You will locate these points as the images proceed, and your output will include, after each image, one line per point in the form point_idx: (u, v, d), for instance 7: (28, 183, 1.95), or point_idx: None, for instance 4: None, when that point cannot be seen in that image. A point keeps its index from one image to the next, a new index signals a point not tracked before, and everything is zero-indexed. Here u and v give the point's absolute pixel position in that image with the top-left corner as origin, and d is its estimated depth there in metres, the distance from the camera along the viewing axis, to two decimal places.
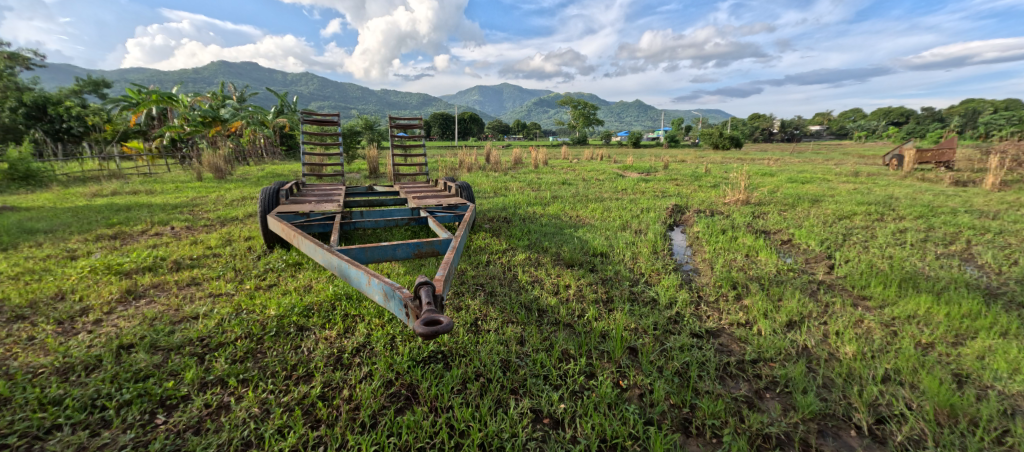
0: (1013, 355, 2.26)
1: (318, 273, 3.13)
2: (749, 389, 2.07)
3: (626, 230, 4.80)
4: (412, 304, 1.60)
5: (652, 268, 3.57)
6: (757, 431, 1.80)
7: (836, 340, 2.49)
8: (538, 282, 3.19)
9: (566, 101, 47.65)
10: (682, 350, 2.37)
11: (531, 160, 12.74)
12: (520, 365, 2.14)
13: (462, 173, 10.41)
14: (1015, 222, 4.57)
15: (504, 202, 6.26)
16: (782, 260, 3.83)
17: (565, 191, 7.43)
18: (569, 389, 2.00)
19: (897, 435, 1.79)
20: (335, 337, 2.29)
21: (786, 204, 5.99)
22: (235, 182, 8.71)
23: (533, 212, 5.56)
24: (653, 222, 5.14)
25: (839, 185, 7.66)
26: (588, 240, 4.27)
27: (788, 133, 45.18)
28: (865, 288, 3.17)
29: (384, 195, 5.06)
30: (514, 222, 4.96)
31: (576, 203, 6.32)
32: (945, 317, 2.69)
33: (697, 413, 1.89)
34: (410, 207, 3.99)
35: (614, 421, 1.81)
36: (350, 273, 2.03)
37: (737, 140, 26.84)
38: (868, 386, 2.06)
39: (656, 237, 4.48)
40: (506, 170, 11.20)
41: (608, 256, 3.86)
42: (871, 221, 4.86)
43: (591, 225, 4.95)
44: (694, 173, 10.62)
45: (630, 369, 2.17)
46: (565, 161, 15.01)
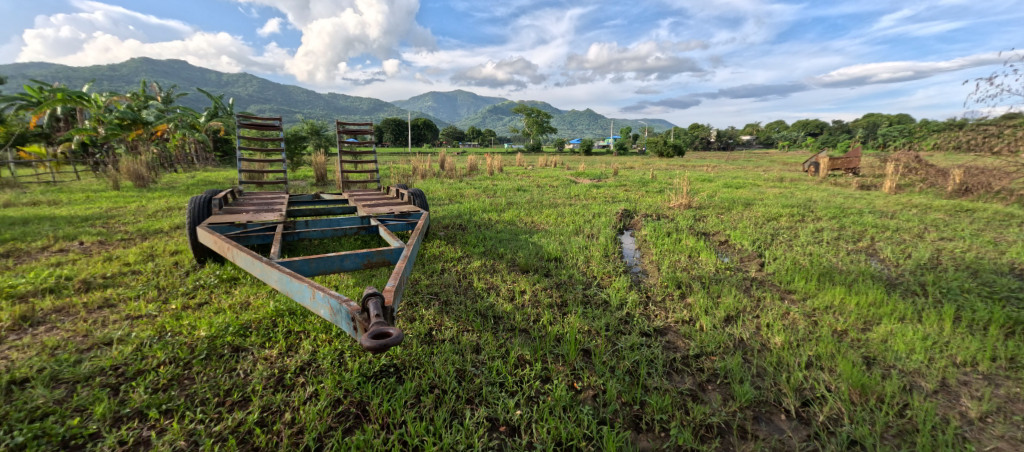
0: (909, 337, 2.60)
1: (257, 288, 3.02)
2: (693, 383, 2.24)
3: (579, 234, 5.00)
4: (360, 317, 1.60)
5: (603, 271, 3.75)
6: (700, 422, 1.96)
7: (767, 331, 2.75)
8: (494, 289, 3.25)
9: (520, 109, 48.40)
10: (632, 349, 2.52)
11: (487, 166, 12.85)
12: (476, 374, 2.19)
13: (416, 181, 10.32)
14: (908, 220, 5.22)
15: (458, 209, 6.29)
16: (721, 260, 4.13)
17: (520, 197, 7.58)
18: (525, 394, 2.07)
19: (819, 415, 2.01)
20: (275, 357, 2.23)
21: (722, 207, 6.49)
22: (159, 191, 8.10)
23: (487, 219, 5.64)
24: (603, 227, 5.38)
25: (767, 189, 8.36)
26: (542, 246, 4.41)
27: (724, 143, 48.28)
28: (790, 283, 3.52)
29: (332, 203, 4.94)
30: (469, 230, 5.01)
31: (530, 209, 6.46)
32: (856, 306, 3.05)
33: (647, 410, 2.02)
34: (359, 215, 3.92)
35: (568, 424, 1.90)
36: (291, 287, 1.98)
37: (680, 148, 28.42)
38: (794, 372, 2.30)
39: (607, 241, 4.69)
40: (461, 177, 11.22)
41: (561, 260, 4.00)
42: (794, 222, 5.37)
43: (545, 231, 5.09)
44: (642, 179, 11.16)
45: (584, 371, 2.28)
46: (519, 168, 15.28)
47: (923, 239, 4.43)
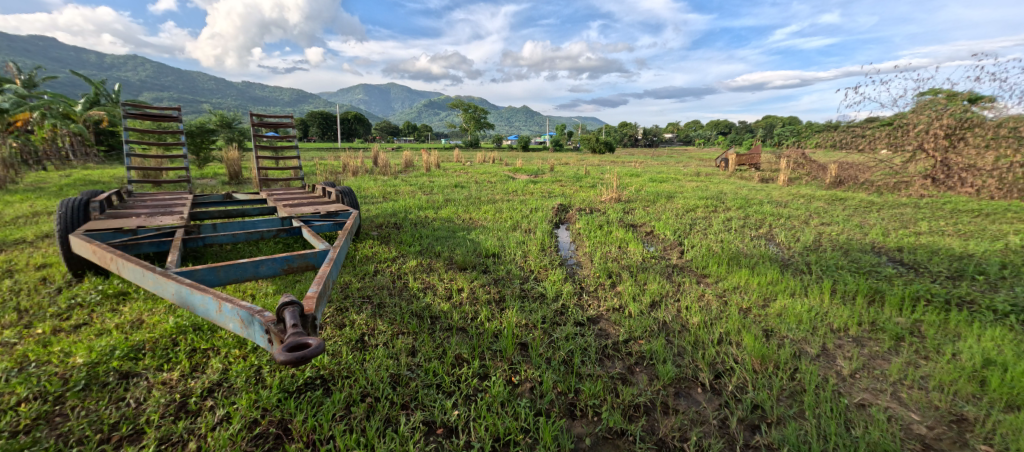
0: (798, 310, 3.02)
1: (151, 304, 2.79)
2: (623, 367, 2.44)
3: (517, 230, 5.14)
4: (275, 329, 1.52)
5: (540, 265, 3.91)
6: (629, 403, 2.14)
7: (686, 313, 3.05)
8: (430, 289, 3.29)
9: (456, 105, 47.99)
10: (567, 338, 2.69)
11: (423, 162, 12.67)
12: (412, 378, 2.22)
13: (346, 177, 9.92)
14: (799, 209, 5.97)
15: (392, 207, 6.17)
16: (647, 249, 4.47)
17: (457, 194, 7.60)
18: (462, 394, 2.13)
19: (729, 385, 2.28)
20: (176, 381, 2.09)
21: (648, 200, 6.99)
22: (22, 193, 7.04)
23: (423, 216, 5.61)
24: (540, 221, 5.58)
25: (685, 183, 9.08)
26: (480, 242, 4.49)
27: (650, 141, 51.19)
28: (706, 268, 3.91)
29: (246, 203, 4.65)
30: (404, 228, 4.96)
31: (468, 205, 6.52)
32: (757, 285, 3.48)
33: (580, 397, 2.16)
34: (280, 217, 3.71)
35: (505, 419, 1.98)
36: (192, 300, 1.83)
37: (611, 144, 29.85)
38: (709, 349, 2.58)
39: (543, 235, 4.88)
40: (395, 173, 10.96)
41: (500, 256, 4.11)
42: (708, 212, 5.94)
43: (482, 227, 5.18)
44: (576, 175, 11.61)
45: (521, 365, 2.39)
46: (457, 164, 15.22)
47: (808, 225, 5.10)
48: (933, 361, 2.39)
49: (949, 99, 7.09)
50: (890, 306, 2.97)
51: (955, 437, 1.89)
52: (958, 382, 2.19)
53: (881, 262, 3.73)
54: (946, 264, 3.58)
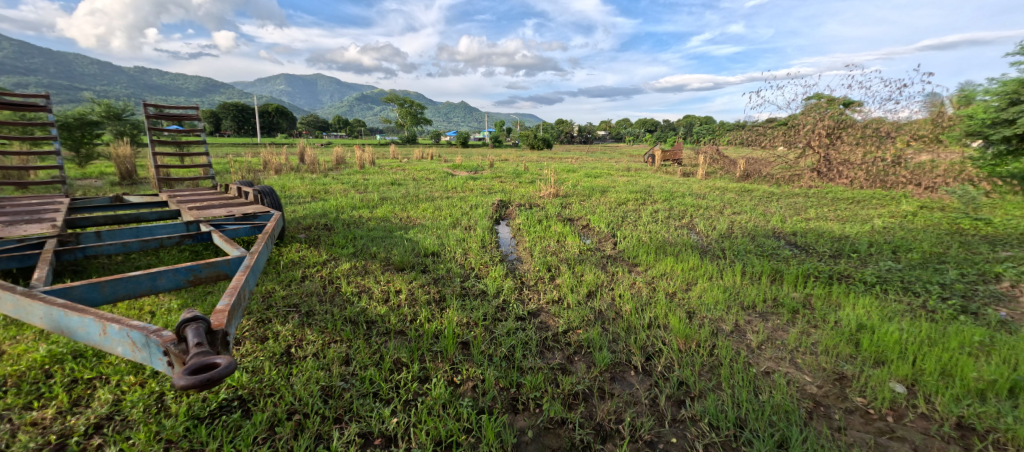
0: (715, 291, 3.36)
1: (16, 331, 2.43)
2: (563, 357, 2.57)
3: (456, 227, 5.16)
4: (175, 349, 1.36)
5: (481, 262, 3.98)
6: (569, 391, 2.24)
7: (619, 300, 3.28)
8: (366, 292, 3.22)
9: (391, 99, 46.47)
10: (508, 334, 2.77)
11: (356, 159, 12.21)
12: (346, 388, 2.16)
13: (269, 176, 9.30)
14: (716, 200, 6.56)
15: (321, 207, 5.90)
16: (583, 242, 4.70)
17: (394, 192, 7.44)
18: (402, 400, 2.11)
19: (658, 366, 2.48)
20: (53, 420, 1.84)
21: (583, 195, 7.30)
22: None
23: (356, 216, 5.43)
24: (480, 218, 5.63)
25: (617, 178, 9.55)
26: (418, 241, 4.46)
27: (583, 138, 52.90)
28: (636, 258, 4.19)
29: (143, 206, 4.20)
30: (336, 229, 4.79)
31: (405, 203, 6.41)
32: (680, 271, 3.80)
33: (522, 391, 2.24)
34: (184, 221, 3.31)
35: (447, 421, 1.99)
36: (67, 324, 1.58)
37: (548, 140, 30.58)
38: (640, 333, 2.79)
39: (483, 232, 4.94)
40: (325, 171, 10.45)
41: (439, 255, 4.11)
42: (638, 205, 6.34)
43: (421, 225, 5.14)
44: (514, 171, 11.79)
45: (463, 364, 2.43)
46: (393, 161, 14.85)
47: (723, 214, 5.63)
48: (820, 329, 2.78)
49: (829, 103, 8.13)
50: (788, 283, 3.40)
51: (839, 392, 2.21)
52: (840, 345, 2.57)
53: (781, 245, 4.24)
54: (830, 245, 4.15)
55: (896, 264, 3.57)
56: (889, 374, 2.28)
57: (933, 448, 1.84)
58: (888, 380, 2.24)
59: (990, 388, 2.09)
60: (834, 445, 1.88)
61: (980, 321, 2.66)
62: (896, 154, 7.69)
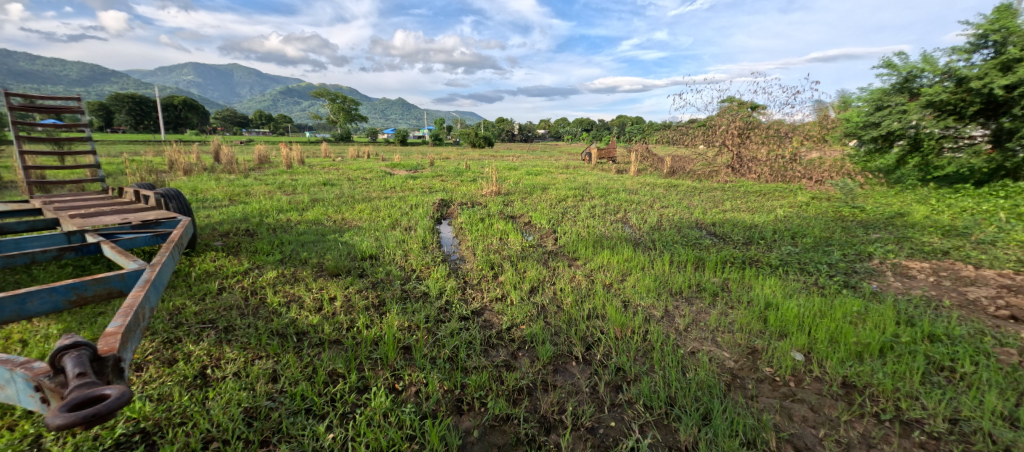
0: (648, 279, 3.61)
1: None
2: (507, 353, 2.64)
3: (396, 228, 5.08)
4: (50, 384, 1.18)
5: (422, 263, 3.96)
6: (513, 387, 2.31)
7: (561, 294, 3.43)
8: (295, 302, 3.08)
9: (323, 94, 44.18)
10: (452, 335, 2.80)
11: (285, 158, 11.51)
12: (273, 408, 2.06)
13: (178, 178, 8.47)
14: (647, 195, 7.01)
15: (242, 211, 5.51)
16: (525, 239, 4.82)
17: (327, 192, 7.14)
18: (338, 413, 2.05)
19: (598, 354, 2.63)
20: None
21: (525, 192, 7.47)
22: None
23: (284, 220, 5.15)
24: (421, 218, 5.59)
25: (557, 176, 9.84)
26: (355, 244, 4.34)
27: (523, 136, 53.67)
28: (576, 252, 4.38)
29: (10, 215, 3.65)
30: (259, 235, 4.51)
31: (339, 205, 6.19)
32: (616, 262, 4.04)
33: (467, 391, 2.26)
34: (65, 231, 2.81)
35: (389, 430, 1.96)
36: None
37: (489, 138, 30.74)
38: (581, 325, 2.94)
39: (424, 232, 4.91)
40: (247, 171, 9.74)
41: (377, 258, 4.04)
42: (576, 201, 6.61)
43: (357, 227, 5.00)
44: (456, 169, 11.75)
45: (404, 369, 2.41)
46: (327, 159, 14.19)
47: (653, 208, 6.03)
48: (736, 309, 3.10)
49: (739, 105, 8.97)
50: (709, 269, 3.74)
51: (751, 364, 2.49)
52: (753, 322, 2.88)
53: (703, 235, 4.64)
54: (742, 233, 4.62)
55: (795, 248, 4.06)
56: (791, 344, 2.60)
57: (825, 405, 2.13)
58: (790, 350, 2.55)
59: (866, 349, 2.47)
60: (748, 411, 2.11)
61: (858, 293, 3.12)
62: (793, 152, 8.75)
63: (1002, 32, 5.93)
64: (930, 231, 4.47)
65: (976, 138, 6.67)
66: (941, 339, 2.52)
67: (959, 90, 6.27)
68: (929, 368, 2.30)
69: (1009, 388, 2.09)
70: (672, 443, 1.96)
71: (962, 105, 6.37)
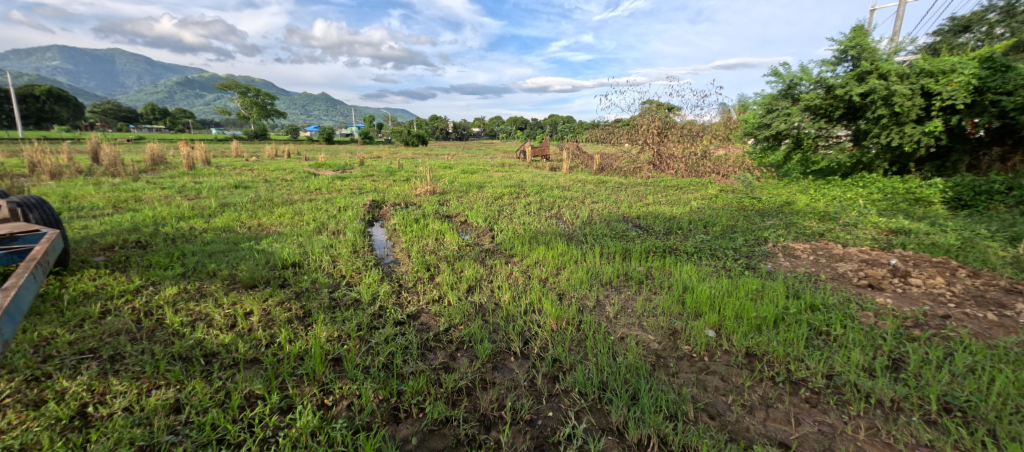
0: (581, 272, 3.80)
1: None
2: (445, 355, 2.66)
3: (322, 232, 4.86)
4: None
5: (352, 268, 3.83)
6: (452, 389, 2.34)
7: (498, 291, 3.51)
8: (202, 320, 2.84)
9: (237, 86, 40.60)
10: (387, 341, 2.75)
11: (191, 157, 10.46)
12: (176, 442, 1.88)
13: (49, 182, 7.34)
14: (578, 191, 7.31)
15: (132, 220, 4.91)
16: (462, 238, 4.84)
17: (241, 196, 6.61)
18: (259, 438, 1.94)
19: (535, 348, 2.74)
20: None
21: (460, 191, 7.47)
22: None
23: (186, 229, 4.69)
24: (351, 221, 5.39)
25: (492, 174, 9.90)
26: (274, 252, 4.08)
27: (457, 134, 53.24)
28: (512, 249, 4.48)
29: None
30: (154, 247, 4.06)
31: (256, 209, 5.77)
32: (550, 257, 4.19)
33: (403, 399, 2.24)
34: None
35: (319, 448, 1.89)
36: None
37: (423, 137, 30.15)
38: (519, 321, 3.04)
39: (354, 235, 4.75)
40: (138, 174, 8.68)
41: (301, 265, 3.84)
42: (512, 199, 6.74)
43: (278, 233, 4.71)
44: (387, 168, 11.40)
45: (334, 383, 2.33)
46: (240, 159, 13.08)
47: (585, 203, 6.32)
48: (659, 294, 3.38)
49: (657, 107, 9.64)
50: (634, 259, 4.03)
51: (672, 344, 2.74)
52: (673, 305, 3.16)
53: (629, 228, 4.96)
54: (662, 224, 5.01)
55: (707, 236, 4.49)
56: (705, 323, 2.89)
57: (732, 373, 2.41)
58: (704, 328, 2.84)
59: (764, 322, 2.82)
60: (670, 387, 2.32)
61: (757, 273, 3.54)
62: (703, 149, 9.65)
63: (858, 49, 7.02)
64: (809, 216, 5.19)
65: (841, 138, 7.84)
66: (820, 307, 2.94)
67: (829, 97, 7.31)
68: (811, 334, 2.68)
69: (868, 344, 2.51)
70: (606, 425, 2.10)
71: (830, 110, 7.45)
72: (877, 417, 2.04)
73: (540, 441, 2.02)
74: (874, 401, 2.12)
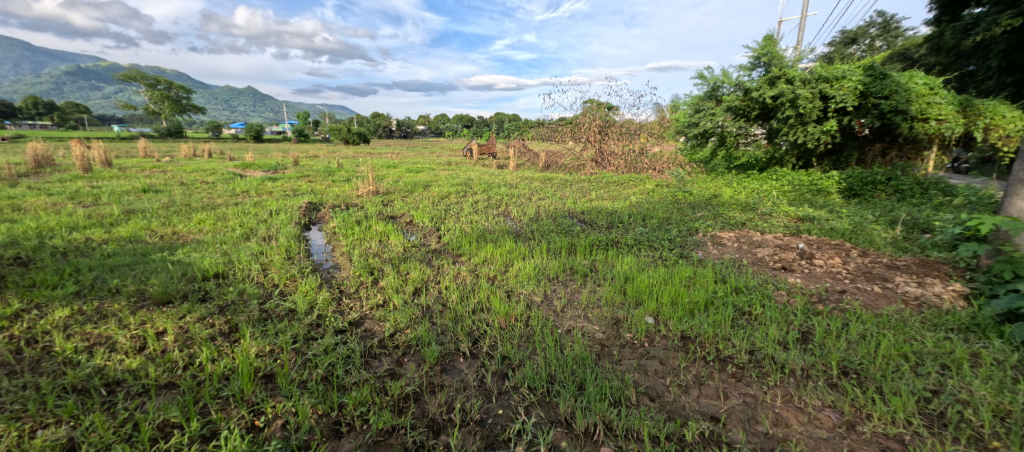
0: (528, 268, 3.88)
1: None
2: (391, 362, 2.62)
3: (251, 239, 4.58)
4: None
5: (286, 276, 3.66)
6: (399, 395, 2.31)
7: (446, 292, 3.50)
8: (102, 344, 2.58)
9: (152, 79, 36.96)
10: (327, 351, 2.66)
11: (93, 158, 9.41)
12: None
13: None
14: (523, 188, 7.42)
15: (10, 233, 4.32)
16: (407, 239, 4.76)
17: (153, 201, 6.05)
18: None
19: (484, 347, 2.77)
20: None
21: (405, 191, 7.33)
22: None
23: (82, 241, 4.22)
24: (284, 225, 5.12)
25: (438, 172, 9.80)
26: (192, 262, 3.78)
27: (402, 132, 51.89)
28: (459, 249, 4.48)
29: None
30: (40, 263, 3.61)
31: (171, 216, 5.30)
32: (497, 255, 4.24)
33: (345, 412, 2.19)
34: None
35: None
36: None
37: (365, 135, 29.12)
38: (467, 321, 3.05)
39: (289, 241, 4.52)
40: (23, 179, 7.65)
41: (226, 277, 3.61)
42: (459, 198, 6.72)
43: (198, 241, 4.38)
44: (325, 168, 10.91)
45: (266, 402, 2.22)
46: (152, 160, 11.90)
47: (531, 200, 6.44)
48: (602, 285, 3.54)
49: (598, 105, 10.04)
50: (579, 253, 4.18)
51: (615, 333, 2.88)
52: (615, 295, 3.32)
53: (574, 223, 5.13)
54: (605, 219, 5.24)
55: (644, 229, 4.75)
56: (644, 310, 3.07)
57: (670, 357, 2.59)
58: (643, 315, 3.01)
59: (696, 306, 3.05)
60: (614, 374, 2.44)
61: (689, 261, 3.81)
62: (641, 146, 10.21)
63: (769, 56, 7.71)
64: (733, 207, 5.63)
65: (757, 136, 8.59)
66: (743, 289, 3.23)
67: (747, 99, 7.95)
68: (735, 315, 2.94)
69: (783, 320, 2.79)
70: (554, 418, 2.18)
71: (748, 111, 8.15)
72: (791, 385, 2.28)
73: (491, 439, 2.06)
74: (788, 371, 2.37)
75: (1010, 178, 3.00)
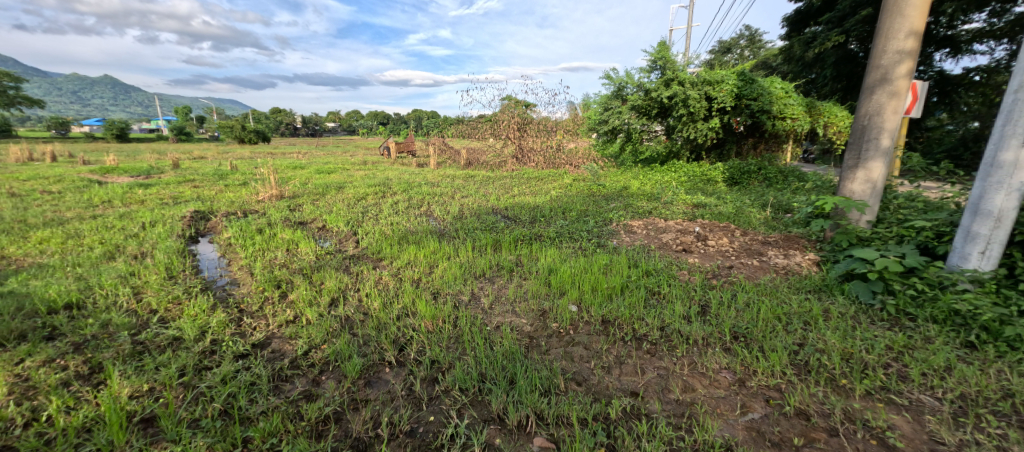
0: (454, 268, 3.85)
1: None
2: (306, 382, 2.42)
3: (117, 258, 3.89)
4: None
5: (167, 299, 3.18)
6: (317, 419, 2.15)
7: (366, 299, 3.33)
8: None
9: None
10: (226, 380, 2.37)
11: None
12: None
13: None
14: (446, 186, 7.32)
15: None
16: (320, 246, 4.42)
17: None
18: None
19: (410, 353, 2.69)
20: None
21: (316, 193, 6.80)
22: None
23: None
24: (162, 239, 4.42)
25: (352, 172, 9.27)
26: (31, 292, 3.10)
27: (302, 130, 47.88)
28: (379, 253, 4.28)
29: None
30: None
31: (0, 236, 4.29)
32: (420, 256, 4.13)
33: (252, 446, 1.97)
34: None
35: None
36: None
37: (263, 132, 26.39)
38: (392, 328, 2.93)
39: (169, 257, 3.92)
40: None
41: (82, 307, 3.02)
42: (377, 199, 6.41)
43: (41, 265, 3.60)
44: (216, 171, 9.69)
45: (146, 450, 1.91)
46: None
47: (454, 198, 6.37)
48: (528, 279, 3.64)
49: (515, 103, 10.29)
50: (505, 249, 4.25)
51: (543, 324, 2.98)
52: (541, 287, 3.44)
53: (498, 219, 5.19)
54: (528, 214, 5.38)
55: (564, 221, 4.97)
56: (568, 299, 3.23)
57: (593, 341, 2.76)
58: (568, 304, 3.17)
59: (614, 290, 3.28)
60: (543, 365, 2.53)
61: (606, 250, 4.08)
62: (559, 143, 10.52)
63: (663, 60, 8.53)
64: (640, 198, 6.14)
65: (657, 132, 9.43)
66: (653, 272, 3.56)
67: (647, 98, 8.72)
68: (647, 295, 3.23)
69: (686, 296, 3.14)
70: (487, 416, 2.20)
71: (649, 109, 8.92)
72: (694, 353, 2.57)
73: (424, 449, 2.00)
74: (692, 341, 2.67)
75: (842, 166, 3.68)
